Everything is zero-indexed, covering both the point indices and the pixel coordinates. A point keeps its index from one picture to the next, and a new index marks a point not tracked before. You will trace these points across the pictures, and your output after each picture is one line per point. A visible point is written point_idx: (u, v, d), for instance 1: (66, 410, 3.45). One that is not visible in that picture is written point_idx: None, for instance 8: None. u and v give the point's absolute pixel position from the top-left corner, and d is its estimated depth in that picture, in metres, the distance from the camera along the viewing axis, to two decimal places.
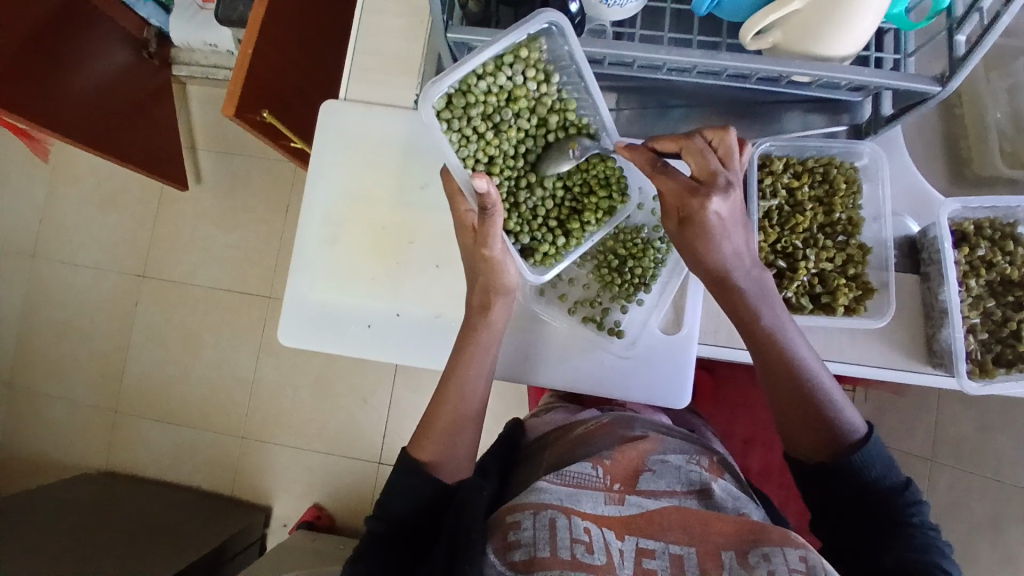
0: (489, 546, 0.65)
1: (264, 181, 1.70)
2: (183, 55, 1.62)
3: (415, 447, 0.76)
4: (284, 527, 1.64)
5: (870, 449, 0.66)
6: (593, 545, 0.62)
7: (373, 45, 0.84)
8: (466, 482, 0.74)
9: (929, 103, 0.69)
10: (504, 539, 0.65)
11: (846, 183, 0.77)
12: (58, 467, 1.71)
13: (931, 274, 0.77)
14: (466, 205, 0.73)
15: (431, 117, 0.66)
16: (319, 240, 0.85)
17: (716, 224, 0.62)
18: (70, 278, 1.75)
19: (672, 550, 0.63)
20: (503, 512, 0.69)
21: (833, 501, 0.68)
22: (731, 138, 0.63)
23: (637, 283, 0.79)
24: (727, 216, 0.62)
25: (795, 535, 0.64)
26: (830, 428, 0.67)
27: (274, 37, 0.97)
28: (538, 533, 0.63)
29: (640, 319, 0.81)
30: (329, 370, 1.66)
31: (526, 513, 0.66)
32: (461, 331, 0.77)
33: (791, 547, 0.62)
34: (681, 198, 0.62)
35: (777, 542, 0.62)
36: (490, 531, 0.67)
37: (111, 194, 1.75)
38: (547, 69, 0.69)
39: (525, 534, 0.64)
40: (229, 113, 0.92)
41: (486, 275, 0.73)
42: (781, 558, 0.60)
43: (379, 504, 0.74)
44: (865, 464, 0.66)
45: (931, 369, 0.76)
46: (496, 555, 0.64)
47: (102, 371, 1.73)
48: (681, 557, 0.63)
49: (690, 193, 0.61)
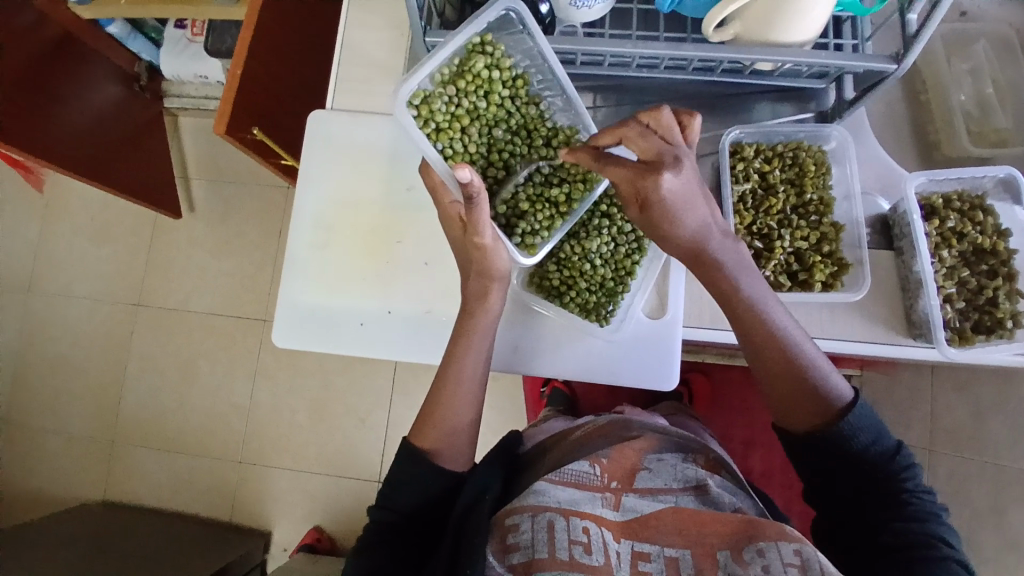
0: (489, 547, 0.65)
1: (257, 205, 1.73)
2: (173, 87, 1.67)
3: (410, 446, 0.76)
4: (284, 551, 1.62)
5: (859, 414, 0.66)
6: (591, 546, 0.63)
7: (356, 58, 0.88)
8: (475, 476, 0.75)
9: (888, 82, 0.72)
10: (502, 541, 0.65)
11: (815, 165, 0.81)
12: (55, 501, 1.70)
13: (904, 248, 0.79)
14: (450, 198, 0.75)
15: (406, 114, 0.68)
16: (309, 246, 0.87)
17: (671, 202, 0.62)
18: (65, 309, 1.76)
19: (667, 553, 0.64)
20: (502, 514, 0.69)
21: (829, 467, 0.67)
22: (666, 115, 0.59)
23: (627, 269, 0.81)
24: (679, 191, 0.61)
25: (792, 529, 0.64)
26: (820, 397, 0.67)
27: (260, 57, 1.00)
28: (537, 535, 0.64)
29: (623, 303, 0.82)
30: (326, 391, 1.66)
31: (524, 516, 0.66)
32: (458, 317, 0.78)
33: (785, 541, 0.62)
34: (634, 184, 0.62)
35: (773, 539, 0.62)
36: (491, 531, 0.68)
37: (106, 225, 1.77)
38: (515, 67, 0.73)
39: (523, 537, 0.65)
40: (219, 131, 0.95)
41: (478, 260, 0.74)
42: (775, 554, 0.61)
43: (380, 504, 0.74)
44: (854, 430, 0.66)
45: (913, 341, 0.78)
46: (495, 557, 0.64)
47: (98, 401, 1.73)
48: (676, 560, 0.63)
49: (642, 177, 0.60)
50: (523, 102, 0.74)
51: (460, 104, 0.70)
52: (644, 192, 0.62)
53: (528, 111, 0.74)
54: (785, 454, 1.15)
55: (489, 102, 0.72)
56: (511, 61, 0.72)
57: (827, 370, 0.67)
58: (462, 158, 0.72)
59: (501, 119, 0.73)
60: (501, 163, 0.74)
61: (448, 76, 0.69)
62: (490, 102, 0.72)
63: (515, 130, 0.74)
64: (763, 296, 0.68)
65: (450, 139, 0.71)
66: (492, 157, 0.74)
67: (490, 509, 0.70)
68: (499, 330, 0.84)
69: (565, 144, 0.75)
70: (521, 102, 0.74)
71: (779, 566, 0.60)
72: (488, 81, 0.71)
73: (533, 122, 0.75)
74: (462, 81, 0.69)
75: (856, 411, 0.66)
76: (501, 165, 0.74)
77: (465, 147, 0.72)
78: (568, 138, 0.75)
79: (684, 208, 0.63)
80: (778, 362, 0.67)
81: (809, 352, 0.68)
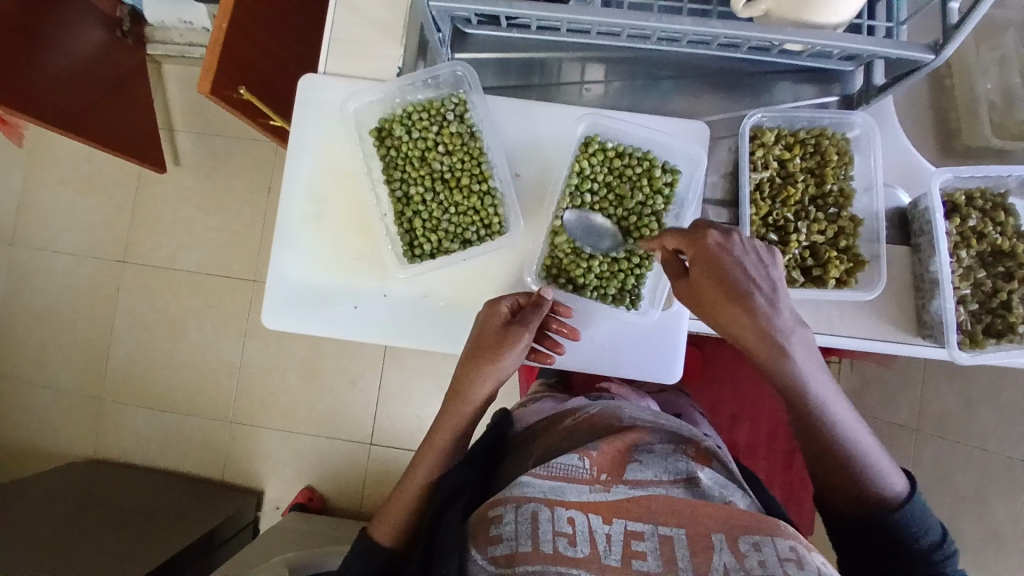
0: (470, 545, 0.60)
1: (245, 162, 1.66)
2: (158, 32, 1.57)
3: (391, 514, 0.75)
4: (276, 510, 1.64)
5: (912, 508, 0.67)
6: (576, 537, 0.57)
7: (353, 18, 0.81)
8: (449, 478, 0.73)
9: (922, 72, 0.68)
10: (485, 534, 0.60)
11: (838, 154, 0.77)
12: (46, 455, 1.69)
13: (921, 246, 0.76)
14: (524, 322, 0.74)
15: (368, 141, 0.81)
16: (301, 222, 0.81)
17: (729, 262, 0.66)
18: (50, 264, 1.71)
19: (661, 531, 0.58)
20: (484, 508, 0.63)
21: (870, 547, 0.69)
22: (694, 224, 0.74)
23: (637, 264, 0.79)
24: (735, 251, 0.67)
25: (786, 526, 0.59)
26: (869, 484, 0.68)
27: (250, 11, 0.94)
28: (519, 527, 0.58)
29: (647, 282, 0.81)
30: (317, 354, 1.64)
31: (507, 507, 0.61)
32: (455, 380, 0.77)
33: (781, 539, 0.57)
34: (691, 242, 0.68)
35: (767, 533, 0.57)
36: (472, 531, 0.62)
37: (90, 178, 1.70)
38: (474, 124, 0.79)
39: (506, 528, 0.59)
40: (205, 91, 0.90)
41: (472, 365, 0.74)
42: (771, 549, 0.55)
43: (393, 513, 0.75)
44: (906, 520, 0.67)
45: (921, 341, 0.76)
46: (478, 551, 0.59)
47: (86, 358, 1.70)
48: (671, 537, 0.57)
49: (692, 234, 0.68)
50: (472, 156, 0.79)
51: (406, 143, 0.79)
52: (702, 250, 0.67)
53: (465, 165, 0.79)
54: (772, 431, 1.16)
55: (438, 149, 0.79)
56: (469, 115, 0.79)
57: (881, 465, 0.69)
58: (398, 179, 0.80)
59: (443, 159, 0.79)
60: (416, 197, 0.80)
61: (418, 120, 0.78)
62: (446, 139, 0.79)
63: (452, 176, 0.79)
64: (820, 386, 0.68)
65: (389, 155, 0.80)
66: (416, 185, 0.80)
67: (464, 511, 0.67)
68: (377, 303, 0.80)
69: (482, 206, 0.79)
70: (463, 153, 0.79)
71: (775, 562, 0.54)
72: (443, 121, 0.79)
73: (466, 172, 0.79)
74: (421, 115, 0.78)
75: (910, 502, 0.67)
76: (416, 200, 0.80)
77: (400, 169, 0.80)
78: (486, 204, 0.79)
79: (749, 274, 0.66)
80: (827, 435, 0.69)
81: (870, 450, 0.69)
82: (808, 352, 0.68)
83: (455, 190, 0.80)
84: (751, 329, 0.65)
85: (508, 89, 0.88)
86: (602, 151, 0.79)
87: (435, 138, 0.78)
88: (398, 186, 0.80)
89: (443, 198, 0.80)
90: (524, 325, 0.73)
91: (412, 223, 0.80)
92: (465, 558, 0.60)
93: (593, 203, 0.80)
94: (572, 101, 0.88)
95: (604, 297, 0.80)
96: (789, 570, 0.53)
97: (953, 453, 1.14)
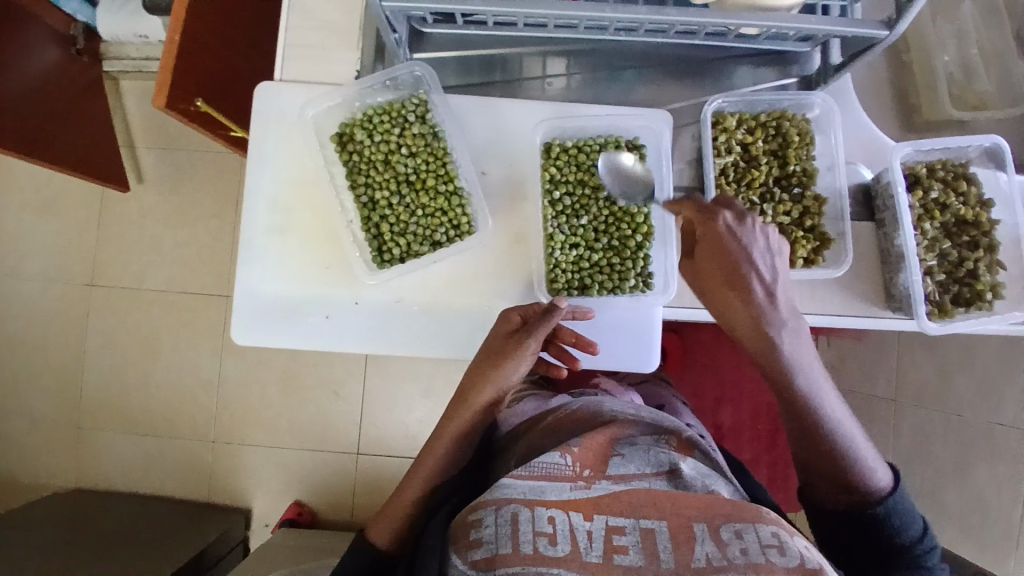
0: (451, 550, 0.59)
1: (212, 175, 1.63)
2: (112, 48, 1.53)
3: (385, 516, 0.74)
4: (265, 527, 1.61)
5: (894, 502, 0.68)
6: (557, 536, 0.56)
7: (309, 22, 0.80)
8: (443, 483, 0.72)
9: (877, 49, 0.69)
10: (466, 538, 0.59)
11: (799, 135, 0.78)
12: (22, 487, 1.64)
13: (885, 220, 0.78)
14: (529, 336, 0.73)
15: (328, 149, 0.79)
16: (266, 234, 0.79)
17: (734, 247, 0.69)
18: (15, 292, 1.66)
19: (643, 524, 0.58)
20: (464, 514, 0.63)
21: (849, 538, 0.70)
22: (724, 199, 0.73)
23: (638, 250, 0.79)
24: (744, 235, 0.69)
25: (768, 511, 0.60)
26: (852, 477, 0.69)
27: (203, 21, 0.92)
28: (500, 529, 0.57)
29: (655, 261, 0.80)
30: (297, 365, 1.62)
31: (488, 510, 0.60)
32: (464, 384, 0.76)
33: (762, 524, 0.58)
34: (700, 221, 0.70)
35: (748, 520, 0.57)
36: (453, 536, 0.61)
37: (50, 201, 1.66)
38: (436, 125, 0.78)
39: (487, 531, 0.58)
40: (160, 104, 0.88)
41: (479, 370, 0.75)
42: (753, 536, 0.56)
43: (390, 516, 0.74)
44: (888, 514, 0.68)
45: (892, 314, 0.78)
46: (458, 555, 0.58)
47: (59, 385, 1.65)
48: (653, 530, 0.57)
49: (703, 213, 0.70)
50: (435, 158, 0.78)
51: (368, 147, 0.78)
52: (709, 230, 0.70)
53: (429, 166, 0.78)
54: (755, 412, 1.17)
55: (402, 152, 0.78)
56: (431, 116, 0.78)
57: (866, 455, 0.70)
58: (362, 185, 0.79)
59: (407, 162, 0.78)
60: (381, 203, 0.78)
61: (378, 122, 0.77)
62: (409, 140, 0.78)
63: (416, 179, 0.78)
64: (817, 383, 0.70)
65: (351, 160, 0.78)
66: (381, 190, 0.78)
67: (450, 513, 0.66)
68: (352, 312, 0.79)
69: (450, 206, 0.78)
70: (427, 154, 0.78)
71: (756, 547, 0.55)
72: (404, 123, 0.78)
73: (430, 173, 0.78)
74: (382, 118, 0.77)
75: (891, 498, 0.68)
76: (380, 204, 0.78)
77: (363, 174, 0.78)
78: (454, 204, 0.78)
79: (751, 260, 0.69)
80: (813, 426, 0.70)
81: (858, 442, 0.70)
82: (808, 346, 0.70)
83: (420, 192, 0.78)
84: (748, 315, 0.68)
85: (468, 87, 0.87)
86: (564, 145, 0.79)
87: (398, 141, 0.78)
88: (363, 191, 0.79)
89: (410, 201, 0.78)
90: (530, 334, 0.72)
91: (379, 229, 0.79)
92: (445, 561, 0.59)
93: (575, 204, 0.79)
94: (535, 96, 0.88)
95: (627, 289, 0.79)
96: (770, 555, 0.54)
97: (930, 420, 1.17)
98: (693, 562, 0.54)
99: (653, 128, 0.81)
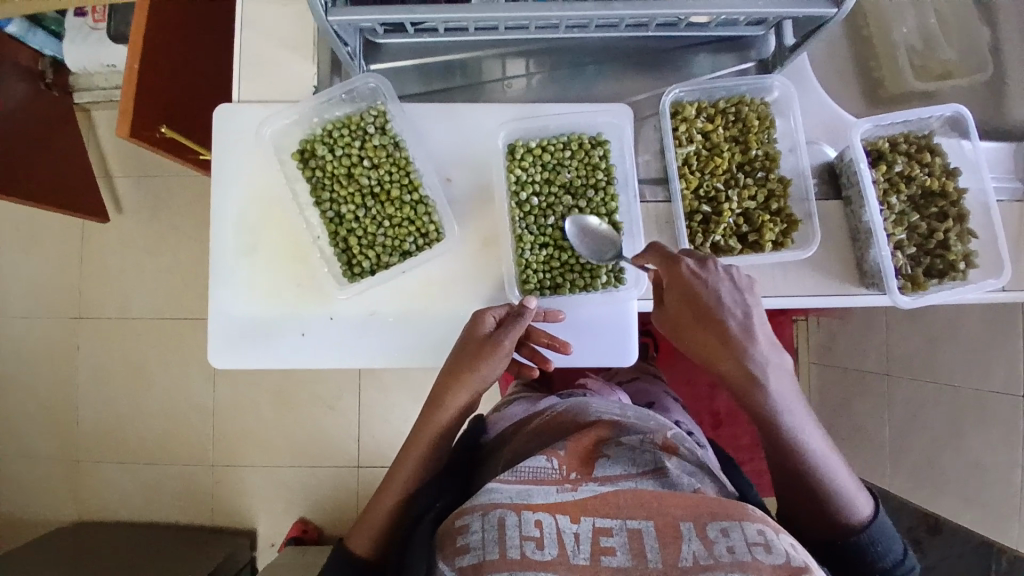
0: (438, 558, 0.58)
1: (192, 199, 1.62)
2: (81, 79, 1.53)
3: (363, 522, 0.74)
4: (271, 546, 1.61)
5: (875, 530, 0.67)
6: (544, 539, 0.56)
7: (266, 40, 0.80)
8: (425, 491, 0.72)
9: (827, 28, 0.69)
10: (451, 545, 0.58)
11: (759, 119, 0.78)
12: (23, 526, 1.64)
13: (852, 198, 0.78)
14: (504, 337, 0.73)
15: (290, 166, 0.79)
16: (236, 255, 0.79)
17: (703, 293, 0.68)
18: (3, 331, 1.65)
19: (630, 525, 0.57)
20: (450, 519, 0.61)
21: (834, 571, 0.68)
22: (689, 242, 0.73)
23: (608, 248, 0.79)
24: (711, 280, 0.68)
25: (755, 508, 0.59)
26: (831, 509, 0.68)
27: (159, 47, 0.92)
28: (486, 535, 0.56)
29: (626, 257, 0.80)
30: (291, 383, 1.62)
31: (474, 515, 0.59)
32: (437, 389, 0.76)
33: (749, 522, 0.57)
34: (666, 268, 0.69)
35: (735, 518, 0.56)
36: (439, 542, 0.60)
37: (31, 237, 1.65)
38: (396, 135, 0.78)
39: (473, 538, 0.57)
40: (123, 133, 0.88)
41: (453, 375, 0.74)
42: (739, 535, 0.55)
43: (371, 522, 0.74)
44: (871, 542, 0.66)
45: (866, 290, 0.78)
46: (444, 562, 0.57)
47: (53, 421, 1.65)
48: (639, 531, 0.56)
49: (667, 261, 0.69)
50: (398, 168, 0.78)
51: (329, 162, 0.77)
52: (677, 278, 0.68)
53: (392, 177, 0.78)
54: None
55: (364, 165, 0.77)
56: (390, 126, 0.78)
57: (845, 484, 0.68)
58: (327, 201, 0.78)
59: (369, 175, 0.77)
60: (347, 217, 0.78)
61: (339, 136, 0.77)
62: (371, 152, 0.77)
63: (380, 190, 0.78)
64: (798, 419, 0.69)
65: (313, 176, 0.78)
66: (346, 204, 0.78)
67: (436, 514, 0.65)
68: (328, 327, 0.79)
69: (416, 216, 0.78)
70: (389, 165, 0.77)
71: (743, 546, 0.54)
72: (364, 135, 0.77)
73: (394, 183, 0.78)
74: (341, 132, 0.77)
75: (873, 526, 0.66)
76: (346, 219, 0.78)
77: (327, 190, 0.78)
78: (420, 213, 0.78)
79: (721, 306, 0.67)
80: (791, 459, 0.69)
81: (837, 472, 0.69)
82: (787, 382, 0.69)
83: (385, 204, 0.78)
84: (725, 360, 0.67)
85: (430, 94, 0.87)
86: (525, 146, 0.79)
87: (360, 153, 0.77)
88: (328, 207, 0.78)
89: (375, 213, 0.78)
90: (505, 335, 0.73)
91: (347, 243, 0.79)
92: (432, 560, 0.58)
93: (542, 205, 0.79)
94: (498, 98, 0.88)
95: (598, 286, 0.80)
96: (757, 554, 0.54)
97: (921, 391, 1.17)
98: (680, 562, 0.54)
99: (613, 122, 0.81)
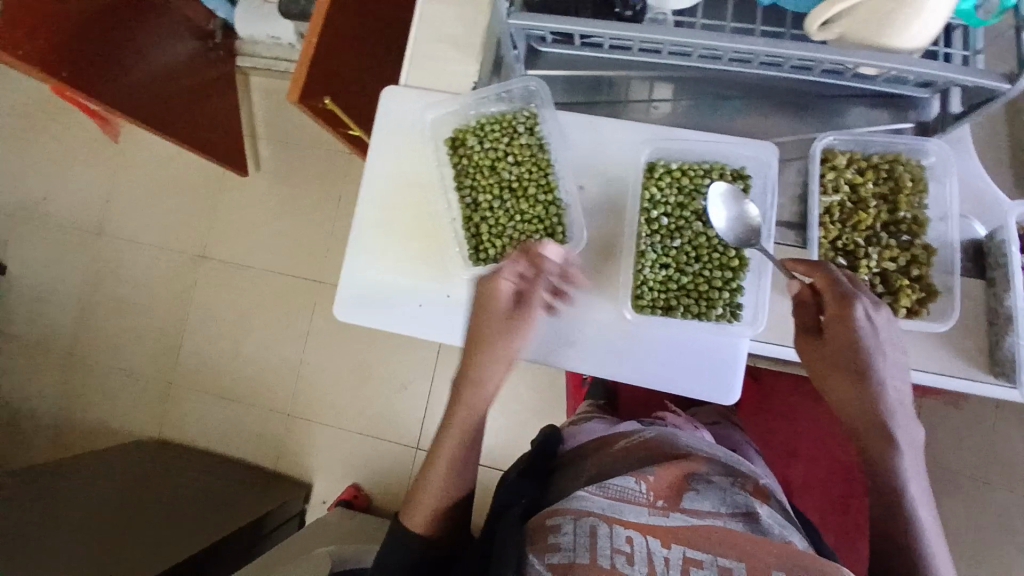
0: (528, 550, 0.60)
1: (318, 170, 1.76)
2: (246, 46, 1.69)
3: (420, 494, 0.77)
4: (322, 504, 1.69)
5: None
6: (634, 555, 0.57)
7: (435, 33, 0.86)
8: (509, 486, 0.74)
9: (997, 103, 0.67)
10: (543, 541, 0.60)
11: (912, 180, 0.76)
12: (116, 434, 1.81)
13: (997, 279, 0.74)
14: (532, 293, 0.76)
15: (439, 150, 0.84)
16: (375, 227, 0.85)
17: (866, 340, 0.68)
18: (135, 257, 1.85)
19: (721, 562, 0.56)
20: (541, 517, 0.64)
21: None
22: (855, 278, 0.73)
23: (731, 283, 0.79)
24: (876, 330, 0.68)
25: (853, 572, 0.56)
26: None
27: (337, 28, 1.00)
28: (578, 539, 0.58)
29: (745, 296, 0.80)
30: (372, 355, 1.70)
31: (566, 518, 0.61)
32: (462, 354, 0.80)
33: None
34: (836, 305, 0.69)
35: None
36: (529, 536, 0.62)
37: (175, 179, 1.84)
38: (543, 137, 0.82)
39: (564, 539, 0.59)
40: (293, 98, 0.96)
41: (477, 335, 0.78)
42: None
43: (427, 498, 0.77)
44: None
45: (992, 380, 0.73)
46: (535, 556, 0.59)
47: (159, 345, 1.82)
48: (731, 570, 0.56)
49: (840, 300, 0.68)
50: (538, 168, 0.82)
51: (477, 151, 0.82)
52: (843, 318, 0.68)
53: (533, 175, 0.82)
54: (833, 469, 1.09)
55: (508, 159, 0.82)
56: (539, 128, 0.82)
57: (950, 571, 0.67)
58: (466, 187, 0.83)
59: (511, 169, 0.82)
60: (482, 205, 0.82)
61: (491, 131, 0.82)
62: (517, 149, 0.82)
63: (518, 185, 0.81)
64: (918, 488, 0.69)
65: (459, 162, 0.83)
66: (483, 193, 0.82)
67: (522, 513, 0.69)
68: (443, 308, 0.83)
69: (547, 216, 0.81)
70: (531, 164, 0.82)
71: None
72: (514, 132, 0.82)
73: (533, 181, 0.81)
74: (493, 126, 0.81)
75: None
76: (481, 206, 0.82)
77: (469, 177, 0.82)
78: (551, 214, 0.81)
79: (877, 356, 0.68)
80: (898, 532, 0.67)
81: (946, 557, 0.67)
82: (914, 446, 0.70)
83: (519, 199, 0.82)
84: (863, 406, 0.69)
85: (573, 105, 0.90)
86: (665, 167, 0.80)
87: (506, 149, 0.82)
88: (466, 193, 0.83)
89: (509, 206, 0.82)
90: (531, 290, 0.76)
91: (475, 230, 0.82)
92: (523, 559, 0.59)
93: (672, 226, 0.79)
94: (639, 118, 0.89)
95: (712, 317, 0.78)
96: None
97: None
98: None
99: (761, 158, 0.81)
